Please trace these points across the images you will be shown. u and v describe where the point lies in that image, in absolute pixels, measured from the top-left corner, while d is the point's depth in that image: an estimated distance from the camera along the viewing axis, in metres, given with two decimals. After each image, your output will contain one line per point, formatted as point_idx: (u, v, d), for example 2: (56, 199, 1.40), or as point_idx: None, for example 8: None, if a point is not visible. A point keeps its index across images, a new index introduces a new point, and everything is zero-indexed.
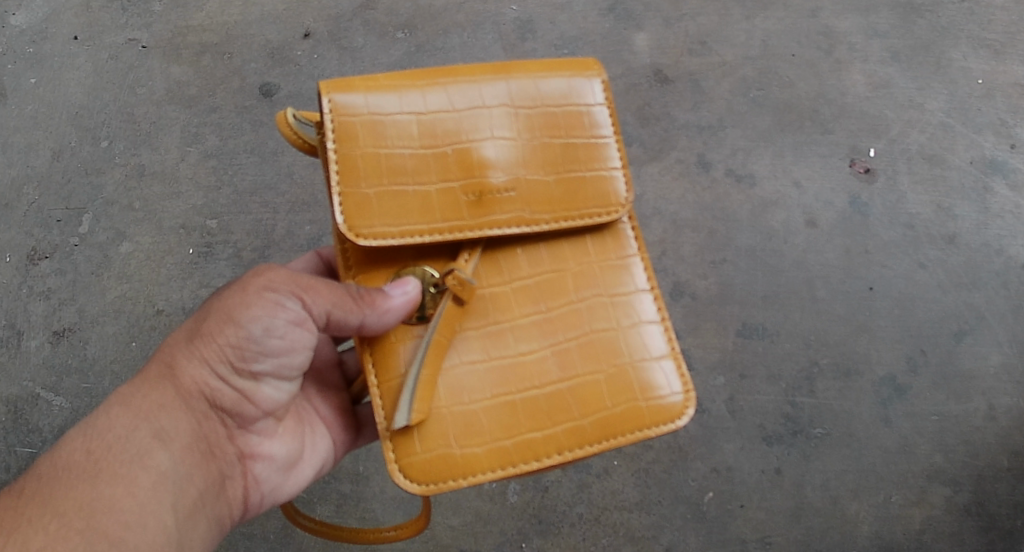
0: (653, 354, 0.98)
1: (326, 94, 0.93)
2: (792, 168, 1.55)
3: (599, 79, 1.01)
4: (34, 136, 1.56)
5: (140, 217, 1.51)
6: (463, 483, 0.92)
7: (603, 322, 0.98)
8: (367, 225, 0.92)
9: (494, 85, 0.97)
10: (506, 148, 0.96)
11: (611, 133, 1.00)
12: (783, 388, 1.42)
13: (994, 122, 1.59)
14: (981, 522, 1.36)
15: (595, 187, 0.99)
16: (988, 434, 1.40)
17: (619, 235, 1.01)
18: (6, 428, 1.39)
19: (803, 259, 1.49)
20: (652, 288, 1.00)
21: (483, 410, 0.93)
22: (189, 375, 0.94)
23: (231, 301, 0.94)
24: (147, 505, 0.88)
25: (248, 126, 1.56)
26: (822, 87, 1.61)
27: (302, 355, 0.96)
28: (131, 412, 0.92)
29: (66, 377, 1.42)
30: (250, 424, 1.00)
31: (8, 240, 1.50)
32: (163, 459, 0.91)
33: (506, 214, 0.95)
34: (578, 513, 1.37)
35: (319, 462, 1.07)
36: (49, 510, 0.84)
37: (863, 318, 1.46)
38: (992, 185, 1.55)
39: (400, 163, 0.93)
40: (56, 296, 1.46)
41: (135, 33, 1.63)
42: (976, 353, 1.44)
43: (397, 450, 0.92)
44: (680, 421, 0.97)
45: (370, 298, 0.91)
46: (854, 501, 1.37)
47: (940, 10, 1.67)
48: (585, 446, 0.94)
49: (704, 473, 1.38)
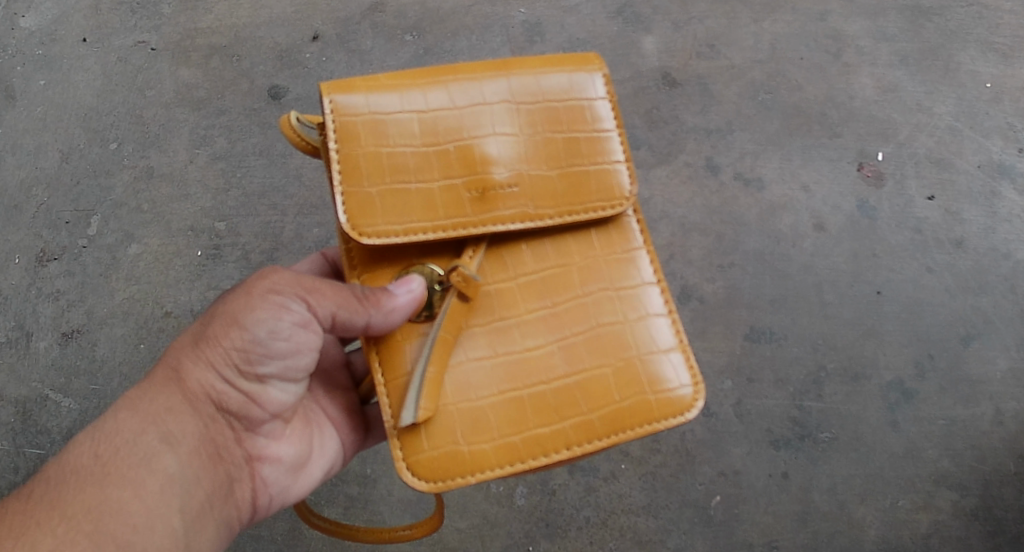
0: (661, 347, 0.98)
1: (327, 95, 0.93)
2: (800, 172, 1.55)
3: (600, 73, 1.01)
4: (44, 137, 1.56)
5: (150, 219, 1.51)
6: (470, 479, 0.92)
7: (609, 315, 0.98)
8: (370, 224, 0.92)
9: (495, 81, 0.97)
10: (508, 144, 0.96)
11: (613, 126, 1.00)
12: (791, 392, 1.42)
13: (1002, 126, 1.59)
14: (987, 527, 1.35)
15: (599, 180, 0.99)
16: (995, 438, 1.40)
17: (625, 229, 1.01)
18: (14, 429, 1.39)
19: (811, 263, 1.49)
20: (658, 281, 1.00)
21: (490, 407, 0.93)
22: (195, 378, 0.95)
23: (235, 304, 0.94)
24: (154, 508, 0.88)
25: (256, 128, 1.56)
26: (830, 91, 1.61)
27: (308, 356, 0.96)
28: (138, 415, 0.92)
29: (75, 378, 1.42)
30: (258, 426, 1.00)
31: (18, 241, 1.50)
32: (171, 462, 0.91)
33: (509, 209, 0.95)
34: (585, 516, 1.37)
35: (327, 463, 1.07)
36: (57, 513, 0.85)
37: (871, 323, 1.46)
38: (1000, 189, 1.54)
39: (402, 161, 0.94)
40: (65, 298, 1.47)
41: (144, 35, 1.63)
42: (984, 358, 1.44)
43: (404, 447, 0.92)
44: (689, 414, 0.97)
45: (375, 297, 0.92)
46: (862, 506, 1.37)
47: (949, 14, 1.67)
48: (593, 441, 0.94)
49: (711, 477, 1.38)
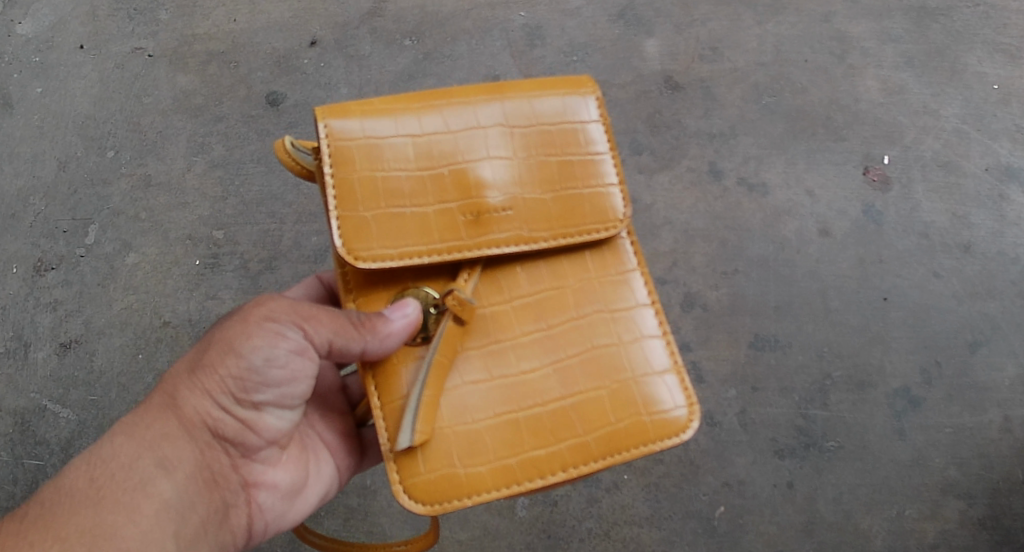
0: (656, 368, 0.96)
1: (322, 119, 0.92)
2: (805, 176, 1.53)
3: (594, 96, 0.99)
4: (41, 146, 1.55)
5: (147, 228, 1.50)
6: (468, 502, 0.91)
7: (605, 337, 0.96)
8: (365, 248, 0.91)
9: (489, 105, 0.95)
10: (503, 168, 0.94)
11: (607, 149, 0.99)
12: (796, 401, 1.40)
13: (1010, 128, 1.57)
14: (995, 536, 1.33)
15: (593, 203, 0.97)
16: (1003, 446, 1.38)
17: (619, 250, 0.99)
18: (13, 440, 1.39)
19: (815, 269, 1.47)
20: (652, 302, 0.99)
21: (486, 429, 0.92)
22: (191, 406, 0.93)
23: (232, 331, 0.93)
24: (149, 533, 0.87)
25: (254, 135, 1.55)
26: (835, 94, 1.59)
27: (304, 384, 0.95)
28: (134, 441, 0.91)
29: (73, 389, 1.41)
30: (254, 452, 0.98)
31: (16, 252, 1.49)
32: (167, 487, 0.90)
33: (504, 232, 0.93)
34: (587, 527, 1.35)
35: (323, 488, 1.06)
36: (50, 535, 0.84)
37: (877, 329, 1.44)
38: (1008, 192, 1.52)
39: (397, 185, 0.92)
40: (63, 308, 1.46)
41: (142, 42, 1.62)
42: (991, 365, 1.42)
43: (401, 470, 0.91)
44: (684, 435, 0.95)
45: (370, 323, 0.90)
46: (867, 515, 1.35)
47: (955, 14, 1.65)
48: (590, 462, 0.93)
49: (714, 487, 1.37)
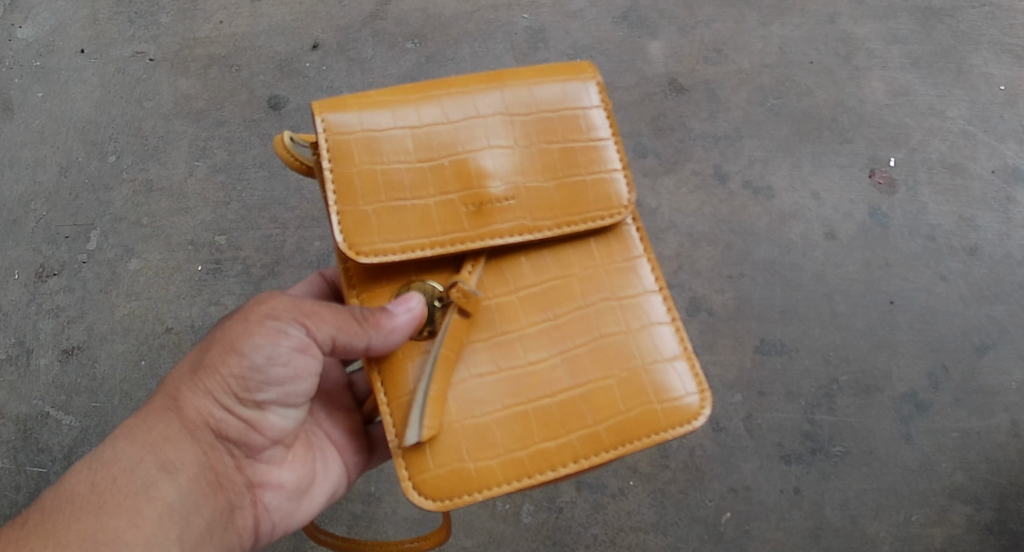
0: (665, 356, 0.96)
1: (319, 113, 0.91)
2: (810, 179, 1.52)
3: (594, 81, 0.98)
4: (42, 151, 1.54)
5: (149, 233, 1.49)
6: (478, 496, 0.90)
7: (612, 325, 0.95)
8: (367, 242, 0.90)
9: (488, 94, 0.95)
10: (503, 157, 0.93)
11: (609, 134, 0.98)
12: (802, 405, 1.40)
13: (1016, 130, 1.56)
14: (1003, 541, 1.33)
15: (596, 190, 0.96)
16: (1011, 449, 1.37)
17: (625, 237, 0.99)
18: (15, 447, 1.38)
19: (822, 273, 1.47)
20: (660, 289, 0.98)
21: (494, 422, 0.91)
22: (194, 407, 0.93)
23: (233, 330, 0.92)
24: (152, 537, 0.87)
25: (256, 140, 1.54)
26: (841, 96, 1.58)
27: (307, 382, 0.94)
28: (136, 444, 0.91)
29: (76, 396, 1.40)
30: (259, 452, 0.97)
31: (17, 258, 1.48)
32: (170, 491, 0.90)
33: (507, 223, 0.92)
34: (593, 534, 1.34)
35: (331, 486, 1.05)
36: (51, 541, 0.84)
37: (884, 333, 1.43)
38: (1015, 195, 1.51)
39: (397, 178, 0.91)
40: (66, 314, 1.45)
41: (143, 45, 1.61)
42: (999, 368, 1.41)
43: (409, 466, 0.90)
44: (696, 422, 0.95)
45: (374, 318, 0.89)
46: (874, 521, 1.34)
47: (961, 15, 1.64)
48: (601, 453, 0.92)
49: (720, 493, 1.36)
